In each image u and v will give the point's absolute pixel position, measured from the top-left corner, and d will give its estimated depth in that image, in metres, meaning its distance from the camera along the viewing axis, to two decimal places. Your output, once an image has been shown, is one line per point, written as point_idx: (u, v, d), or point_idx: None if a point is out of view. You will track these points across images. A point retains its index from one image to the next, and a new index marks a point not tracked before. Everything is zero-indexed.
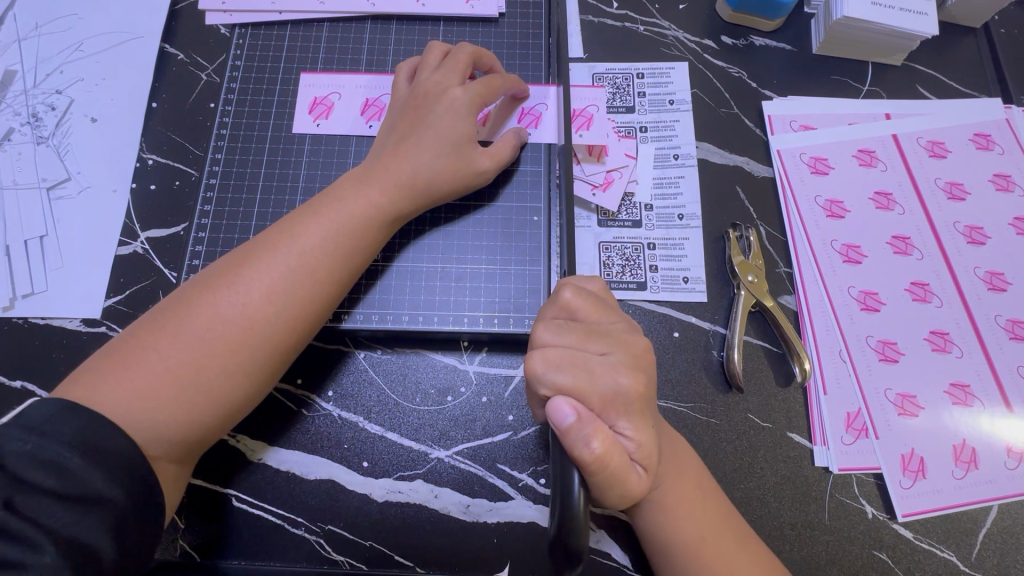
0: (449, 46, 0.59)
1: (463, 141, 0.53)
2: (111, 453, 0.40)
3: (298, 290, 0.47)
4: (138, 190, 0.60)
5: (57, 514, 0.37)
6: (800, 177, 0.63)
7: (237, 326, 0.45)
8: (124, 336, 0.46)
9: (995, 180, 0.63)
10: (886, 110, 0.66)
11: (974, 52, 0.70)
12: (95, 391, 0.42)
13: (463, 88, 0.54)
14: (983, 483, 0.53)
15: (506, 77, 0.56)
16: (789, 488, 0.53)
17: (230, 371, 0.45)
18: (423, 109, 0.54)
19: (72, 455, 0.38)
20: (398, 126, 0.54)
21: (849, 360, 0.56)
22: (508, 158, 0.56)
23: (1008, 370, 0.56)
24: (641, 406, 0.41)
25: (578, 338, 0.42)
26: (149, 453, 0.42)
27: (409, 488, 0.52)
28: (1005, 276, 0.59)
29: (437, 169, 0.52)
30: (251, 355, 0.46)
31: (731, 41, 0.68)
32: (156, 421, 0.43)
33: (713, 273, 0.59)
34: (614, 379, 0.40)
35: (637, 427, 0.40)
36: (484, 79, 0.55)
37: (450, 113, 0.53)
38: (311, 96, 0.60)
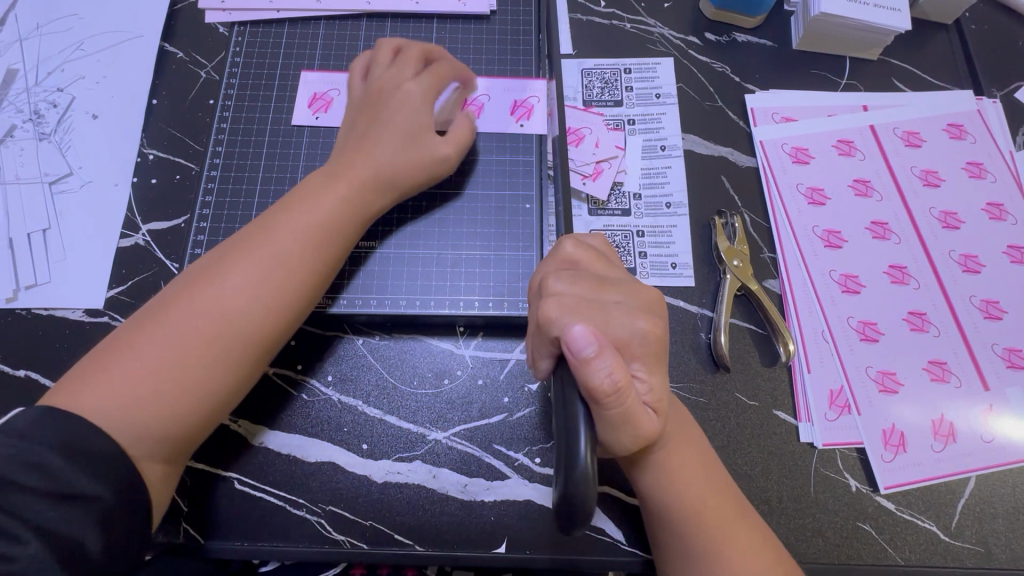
0: (398, 41, 0.60)
1: (420, 131, 0.55)
2: (95, 453, 0.41)
3: (276, 282, 0.48)
4: (139, 184, 0.62)
5: (45, 512, 0.38)
6: (782, 166, 0.65)
7: (216, 322, 0.46)
8: (104, 343, 0.46)
9: (968, 168, 0.65)
10: (864, 102, 0.69)
11: (948, 47, 0.72)
12: (78, 397, 0.43)
13: (417, 82, 0.56)
14: (961, 455, 0.55)
15: (453, 64, 0.58)
16: (776, 464, 0.54)
17: (213, 364, 0.45)
18: (380, 104, 0.55)
19: (56, 455, 0.39)
20: (358, 122, 0.55)
21: (831, 340, 0.58)
22: (467, 142, 0.57)
23: (984, 347, 0.58)
24: (655, 350, 0.42)
25: (589, 287, 0.42)
26: (132, 454, 0.43)
27: (408, 469, 0.53)
28: (979, 258, 0.62)
29: (401, 161, 0.54)
30: (233, 348, 0.46)
31: (715, 37, 0.71)
32: (139, 420, 0.43)
33: (699, 258, 0.61)
34: (630, 323, 0.41)
35: (651, 369, 0.42)
36: (433, 70, 0.56)
37: (406, 108, 0.54)
38: (312, 91, 0.62)
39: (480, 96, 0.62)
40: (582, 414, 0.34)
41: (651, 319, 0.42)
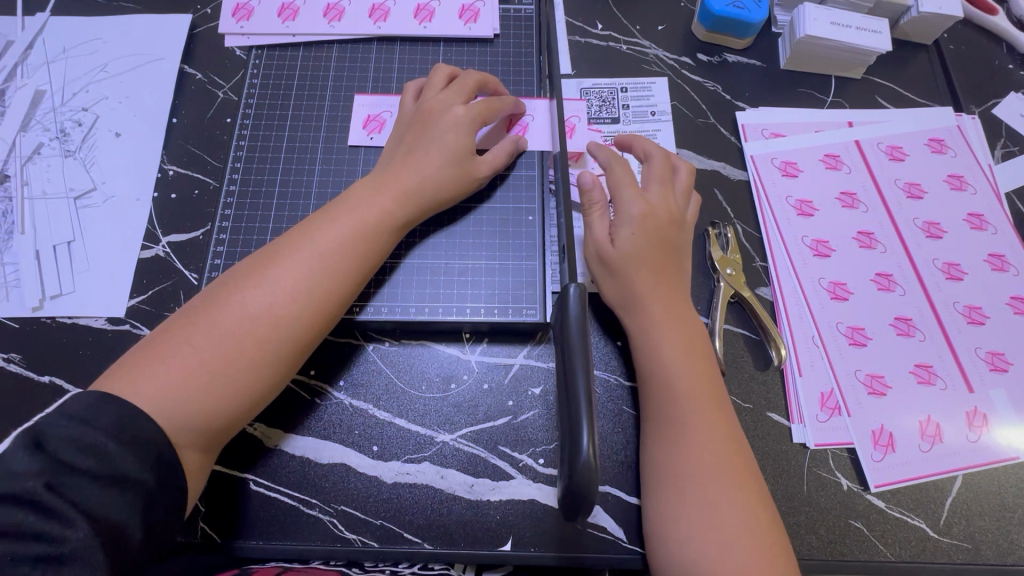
0: (453, 68, 0.64)
1: (464, 152, 0.59)
2: (142, 438, 0.43)
3: (316, 289, 0.51)
4: (160, 198, 0.65)
5: (93, 493, 0.40)
6: (772, 179, 0.68)
7: (262, 322, 0.49)
8: (158, 332, 0.50)
9: (950, 180, 0.69)
10: (849, 119, 0.72)
11: (927, 66, 0.76)
12: (131, 383, 0.46)
13: (465, 107, 0.60)
14: (948, 455, 0.57)
15: (506, 99, 0.62)
16: (771, 463, 0.57)
17: (255, 362, 0.49)
18: (428, 124, 0.59)
19: (109, 439, 0.42)
20: (405, 140, 0.59)
21: (821, 345, 0.61)
22: (504, 164, 0.61)
23: (967, 351, 0.61)
24: (640, 217, 0.56)
25: (624, 173, 0.59)
26: (177, 440, 0.46)
27: (417, 470, 0.56)
28: (961, 266, 0.65)
29: (443, 176, 0.58)
30: (273, 349, 0.50)
31: (706, 58, 0.75)
32: (187, 410, 0.46)
33: (695, 267, 0.64)
34: (629, 200, 0.57)
35: (629, 227, 0.56)
36: (485, 102, 0.60)
37: (453, 127, 0.58)
38: (365, 113, 0.65)
39: (526, 117, 0.65)
40: (581, 407, 0.35)
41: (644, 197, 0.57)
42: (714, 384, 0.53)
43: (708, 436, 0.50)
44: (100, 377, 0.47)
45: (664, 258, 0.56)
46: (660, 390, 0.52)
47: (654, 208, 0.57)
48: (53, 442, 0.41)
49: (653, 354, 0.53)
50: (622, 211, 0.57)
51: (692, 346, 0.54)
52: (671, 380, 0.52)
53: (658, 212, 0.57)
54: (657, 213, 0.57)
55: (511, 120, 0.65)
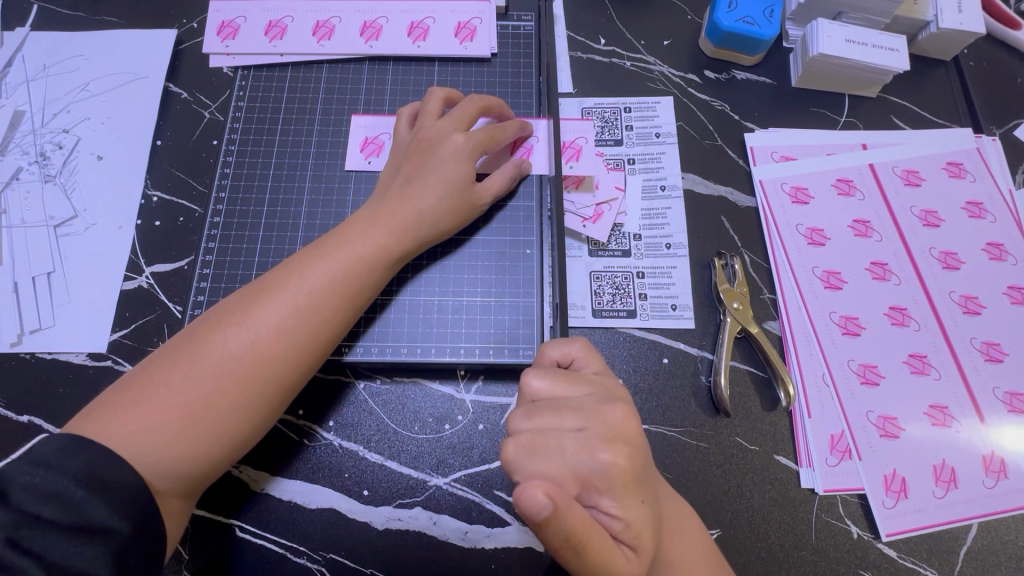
0: (450, 91, 0.61)
1: (463, 181, 0.55)
2: (115, 485, 0.41)
3: (302, 329, 0.49)
4: (143, 226, 0.62)
5: (60, 544, 0.38)
6: (782, 206, 0.65)
7: (245, 363, 0.47)
8: (137, 370, 0.47)
9: (968, 208, 0.66)
10: (863, 141, 0.69)
11: (946, 83, 0.73)
12: (107, 425, 0.44)
13: (466, 134, 0.56)
14: (963, 502, 0.55)
15: (509, 126, 0.58)
16: (777, 510, 0.54)
17: (237, 406, 0.47)
18: (427, 154, 0.56)
19: (78, 486, 0.39)
20: (404, 169, 0.56)
21: (831, 384, 0.58)
22: (504, 189, 0.58)
23: (984, 390, 0.59)
24: (627, 482, 0.38)
25: (542, 434, 0.39)
26: (155, 488, 0.44)
27: (408, 516, 0.53)
28: (979, 300, 0.62)
29: (441, 209, 0.55)
30: (256, 392, 0.47)
31: (714, 75, 0.71)
32: (166, 457, 0.44)
33: (700, 301, 0.62)
34: (586, 458, 0.38)
35: (623, 503, 0.38)
36: (487, 129, 0.57)
37: (453, 156, 0.55)
38: (362, 135, 0.62)
39: (531, 139, 0.62)
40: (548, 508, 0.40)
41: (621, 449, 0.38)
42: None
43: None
44: (74, 417, 0.45)
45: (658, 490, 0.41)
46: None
47: (632, 457, 0.39)
48: (17, 492, 0.39)
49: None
50: (588, 477, 0.38)
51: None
52: None
53: (637, 455, 0.39)
54: (638, 457, 0.39)
55: (515, 143, 0.62)
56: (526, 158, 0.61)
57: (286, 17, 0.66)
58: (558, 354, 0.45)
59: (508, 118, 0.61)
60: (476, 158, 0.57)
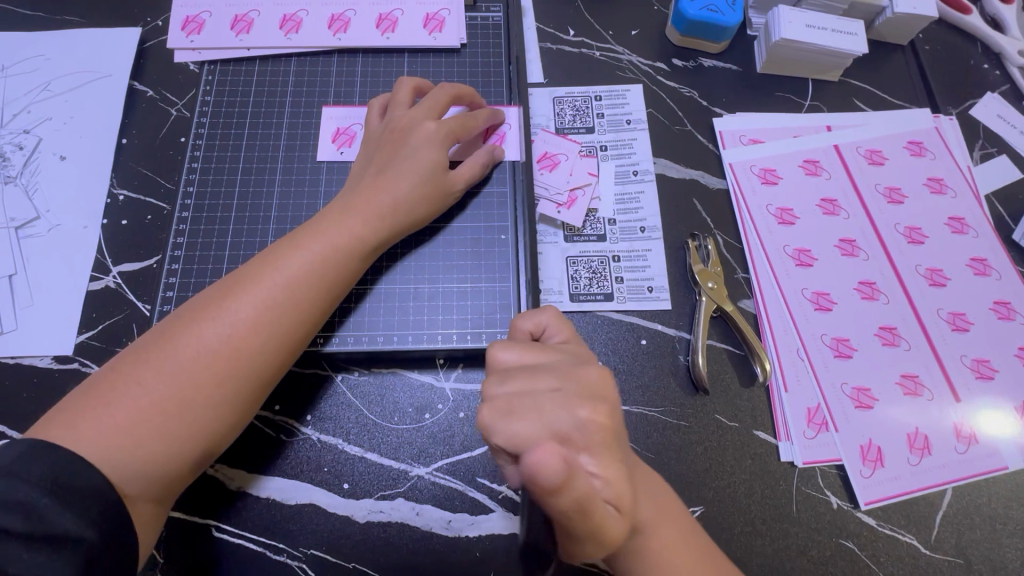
0: (420, 81, 0.61)
1: (437, 168, 0.55)
2: (81, 492, 0.40)
3: (277, 321, 0.48)
4: (110, 225, 0.61)
5: (23, 557, 0.36)
6: (752, 187, 0.66)
7: (220, 357, 0.46)
8: (107, 369, 0.46)
9: (929, 184, 0.68)
10: (827, 123, 0.71)
11: (904, 67, 0.75)
12: (75, 427, 0.42)
13: (437, 122, 0.56)
14: (938, 467, 0.56)
15: (481, 115, 0.59)
16: (758, 484, 0.55)
17: (212, 402, 0.45)
18: (400, 143, 0.56)
19: (41, 494, 0.38)
20: (377, 159, 0.56)
21: (806, 358, 0.59)
22: (478, 176, 0.59)
23: (953, 359, 0.60)
24: (606, 439, 0.38)
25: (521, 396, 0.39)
26: (125, 492, 0.42)
27: (390, 507, 0.53)
28: (944, 272, 0.64)
29: (415, 197, 0.55)
30: (230, 387, 0.46)
31: (681, 63, 0.73)
32: (138, 458, 0.43)
33: (675, 282, 0.62)
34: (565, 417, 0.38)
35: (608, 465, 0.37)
36: (460, 118, 0.57)
37: (425, 144, 0.55)
38: (333, 126, 0.62)
39: (503, 126, 0.63)
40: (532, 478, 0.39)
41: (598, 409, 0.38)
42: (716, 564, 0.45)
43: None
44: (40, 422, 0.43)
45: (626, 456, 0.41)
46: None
47: (612, 412, 0.39)
48: None
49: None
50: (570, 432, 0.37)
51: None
52: None
53: (616, 411, 0.39)
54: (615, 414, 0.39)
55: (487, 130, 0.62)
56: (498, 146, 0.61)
57: (252, 11, 0.65)
58: (530, 325, 0.46)
59: (480, 107, 0.61)
60: (448, 145, 0.57)
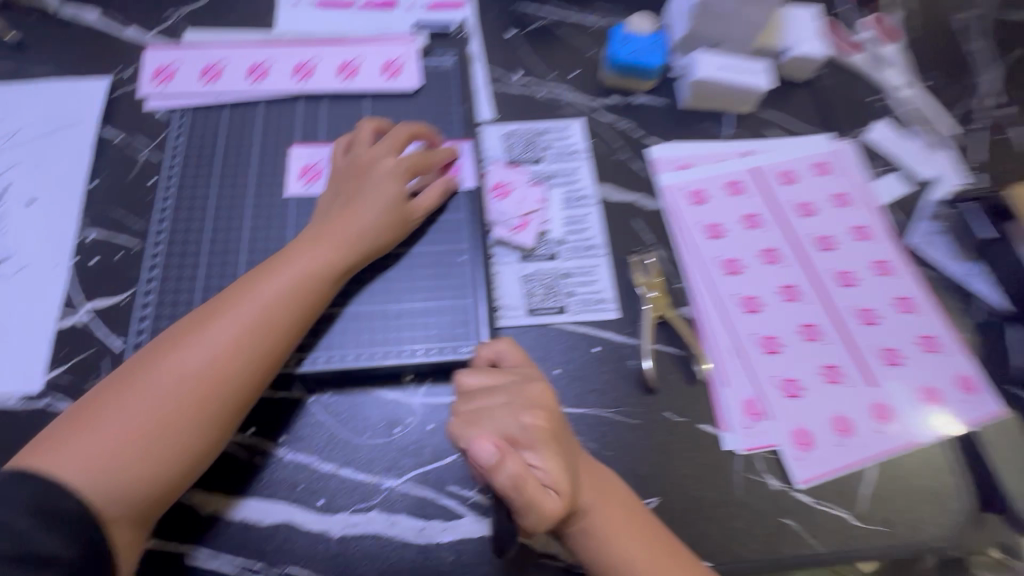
0: (380, 121, 0.66)
1: (399, 201, 0.61)
2: (63, 514, 0.42)
3: (251, 345, 0.51)
4: (79, 264, 0.63)
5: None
6: (685, 207, 0.74)
7: (199, 381, 0.49)
8: (89, 397, 0.48)
9: (835, 198, 0.78)
10: (746, 148, 0.80)
11: (808, 99, 0.86)
12: (60, 454, 0.45)
13: (398, 159, 0.62)
14: (862, 446, 0.63)
15: (439, 152, 0.65)
16: (706, 471, 0.60)
17: (192, 424, 0.48)
18: (364, 180, 0.61)
19: (24, 516, 0.41)
20: (343, 193, 0.61)
21: (741, 355, 0.66)
22: (436, 204, 0.64)
23: (867, 349, 0.68)
24: (547, 438, 0.47)
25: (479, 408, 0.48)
26: (106, 514, 0.44)
27: (365, 520, 0.55)
28: (853, 273, 0.72)
29: (379, 226, 0.59)
30: (206, 410, 0.49)
31: (617, 100, 0.82)
32: (121, 480, 0.45)
33: (622, 293, 0.69)
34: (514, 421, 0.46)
35: (548, 462, 0.46)
36: (419, 155, 0.64)
37: (387, 179, 0.61)
38: (301, 164, 0.66)
39: (460, 159, 0.68)
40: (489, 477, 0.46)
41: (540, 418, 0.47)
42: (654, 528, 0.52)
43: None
44: (25, 450, 0.46)
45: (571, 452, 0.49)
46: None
47: (552, 418, 0.48)
48: None
49: (612, 557, 0.50)
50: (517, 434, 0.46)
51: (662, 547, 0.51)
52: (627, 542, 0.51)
53: (557, 416, 0.48)
54: (555, 418, 0.48)
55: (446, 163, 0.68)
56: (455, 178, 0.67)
57: (222, 61, 0.71)
58: (489, 353, 0.54)
59: (437, 145, 0.67)
60: (409, 179, 0.62)
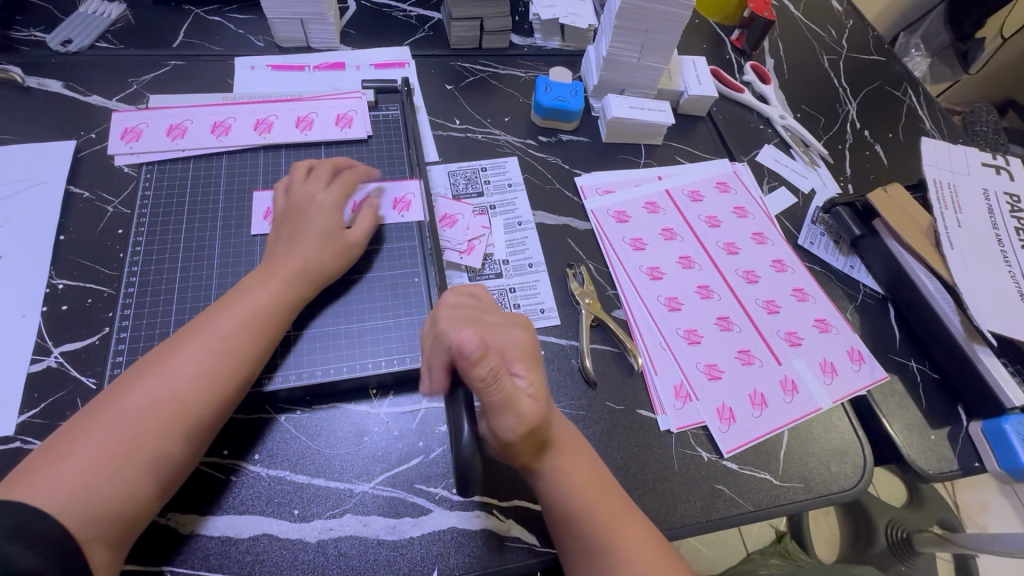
0: (311, 162, 0.74)
1: (335, 229, 0.68)
2: (44, 535, 0.45)
3: (219, 368, 0.56)
4: (49, 311, 0.66)
5: None
6: (610, 225, 0.85)
7: (167, 405, 0.53)
8: (58, 433, 0.51)
9: (736, 211, 0.91)
10: (658, 174, 0.93)
11: (706, 131, 1.02)
12: (30, 484, 0.47)
13: (329, 193, 0.70)
14: (776, 416, 0.73)
15: (359, 172, 0.75)
16: (646, 450, 0.68)
17: (161, 444, 0.52)
18: (300, 215, 0.68)
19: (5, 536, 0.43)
20: (284, 229, 0.67)
21: (668, 347, 0.76)
22: (372, 225, 0.72)
23: (772, 334, 0.79)
24: (531, 353, 0.54)
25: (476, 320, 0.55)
26: (82, 536, 0.47)
27: (340, 524, 0.59)
28: (756, 272, 0.85)
29: (323, 254, 0.66)
30: (178, 431, 0.53)
31: (546, 139, 0.94)
32: (94, 503, 0.48)
33: (562, 302, 0.78)
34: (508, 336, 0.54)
35: (529, 368, 0.52)
36: (342, 180, 0.72)
37: (322, 212, 0.68)
38: (265, 206, 0.73)
39: (407, 195, 0.78)
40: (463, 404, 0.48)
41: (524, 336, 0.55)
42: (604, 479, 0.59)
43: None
44: None
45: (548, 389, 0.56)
46: (582, 516, 0.56)
47: (536, 340, 0.56)
48: None
49: (564, 490, 0.57)
50: (507, 344, 0.53)
51: (609, 491, 0.58)
52: (581, 484, 0.57)
53: (538, 341, 0.56)
54: (537, 341, 0.56)
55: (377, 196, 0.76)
56: (379, 211, 0.76)
57: (186, 120, 0.78)
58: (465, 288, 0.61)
59: (370, 176, 0.76)
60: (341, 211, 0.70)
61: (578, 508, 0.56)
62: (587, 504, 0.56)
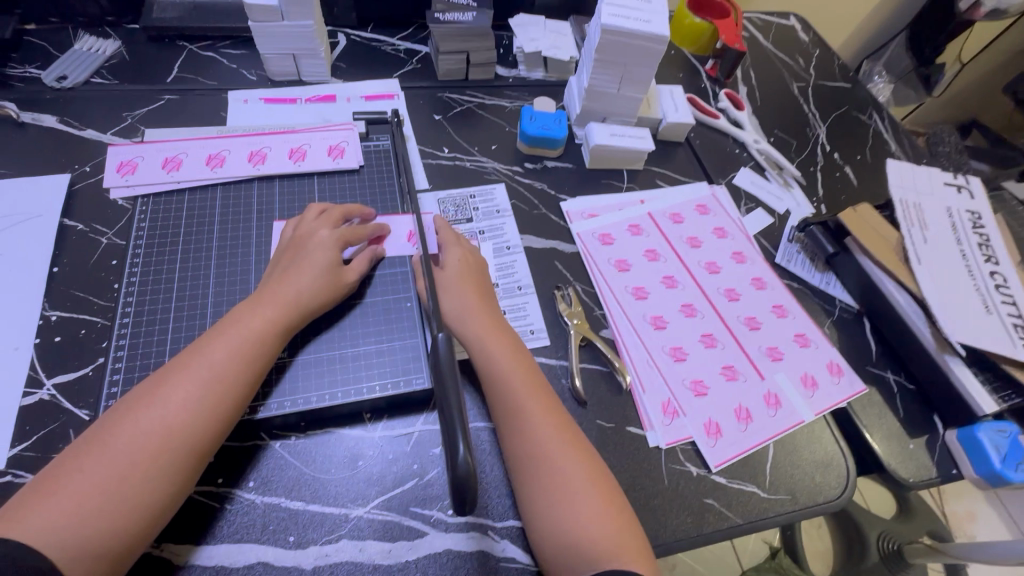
0: (323, 204, 0.77)
1: (334, 265, 0.69)
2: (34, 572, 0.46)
3: (207, 395, 0.57)
4: (42, 343, 0.66)
5: None
6: (596, 247, 0.88)
7: (155, 436, 0.53)
8: (49, 468, 0.52)
9: (716, 231, 0.95)
10: (640, 197, 0.97)
11: (685, 156, 1.06)
12: (22, 520, 0.48)
13: (330, 231, 0.72)
14: (761, 430, 0.75)
15: (371, 227, 0.76)
16: (636, 466, 0.70)
17: (151, 475, 0.52)
18: (300, 247, 0.70)
19: None
20: (280, 262, 0.69)
21: (655, 365, 0.78)
22: (365, 270, 0.73)
23: (754, 349, 0.82)
24: (463, 259, 0.76)
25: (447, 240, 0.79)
26: (69, 574, 0.47)
27: (335, 549, 0.59)
28: (736, 289, 0.88)
29: (317, 287, 0.67)
30: (168, 460, 0.53)
31: (531, 166, 0.97)
32: (84, 539, 0.48)
33: (551, 323, 0.80)
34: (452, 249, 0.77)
35: (448, 256, 0.76)
36: (352, 228, 0.74)
37: (320, 247, 0.70)
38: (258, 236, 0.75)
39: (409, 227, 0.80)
40: (457, 415, 0.47)
41: (462, 246, 0.77)
42: (578, 441, 0.63)
43: (608, 517, 0.59)
44: None
45: (476, 284, 0.74)
46: (531, 428, 0.63)
47: (471, 256, 0.77)
48: None
49: (530, 436, 0.62)
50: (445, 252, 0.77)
51: (554, 410, 0.65)
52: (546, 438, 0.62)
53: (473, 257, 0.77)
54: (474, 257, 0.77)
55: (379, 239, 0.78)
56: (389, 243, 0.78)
57: (181, 153, 0.80)
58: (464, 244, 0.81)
59: (369, 219, 0.78)
60: (341, 248, 0.72)
61: (544, 459, 0.61)
62: (536, 416, 0.63)
